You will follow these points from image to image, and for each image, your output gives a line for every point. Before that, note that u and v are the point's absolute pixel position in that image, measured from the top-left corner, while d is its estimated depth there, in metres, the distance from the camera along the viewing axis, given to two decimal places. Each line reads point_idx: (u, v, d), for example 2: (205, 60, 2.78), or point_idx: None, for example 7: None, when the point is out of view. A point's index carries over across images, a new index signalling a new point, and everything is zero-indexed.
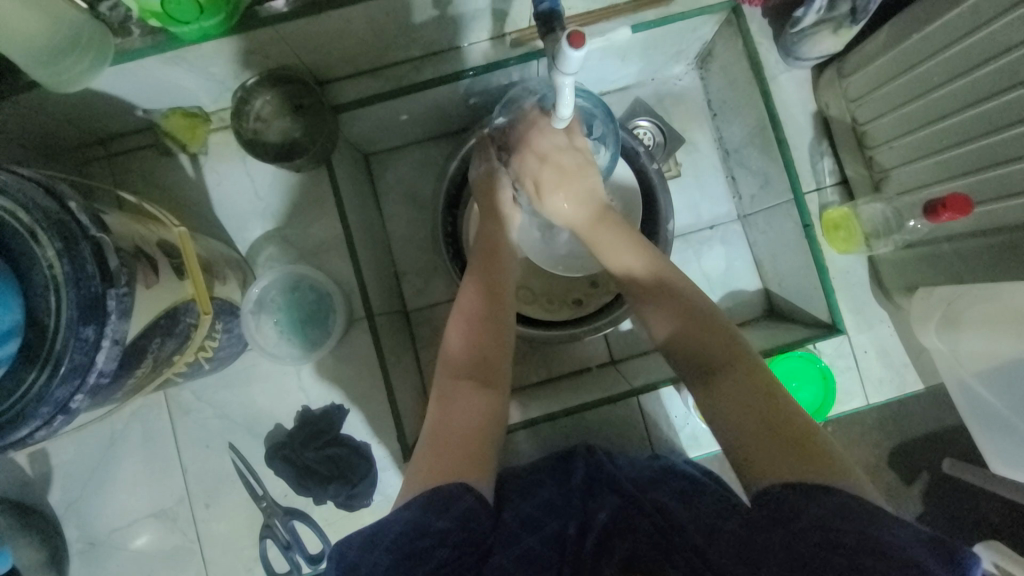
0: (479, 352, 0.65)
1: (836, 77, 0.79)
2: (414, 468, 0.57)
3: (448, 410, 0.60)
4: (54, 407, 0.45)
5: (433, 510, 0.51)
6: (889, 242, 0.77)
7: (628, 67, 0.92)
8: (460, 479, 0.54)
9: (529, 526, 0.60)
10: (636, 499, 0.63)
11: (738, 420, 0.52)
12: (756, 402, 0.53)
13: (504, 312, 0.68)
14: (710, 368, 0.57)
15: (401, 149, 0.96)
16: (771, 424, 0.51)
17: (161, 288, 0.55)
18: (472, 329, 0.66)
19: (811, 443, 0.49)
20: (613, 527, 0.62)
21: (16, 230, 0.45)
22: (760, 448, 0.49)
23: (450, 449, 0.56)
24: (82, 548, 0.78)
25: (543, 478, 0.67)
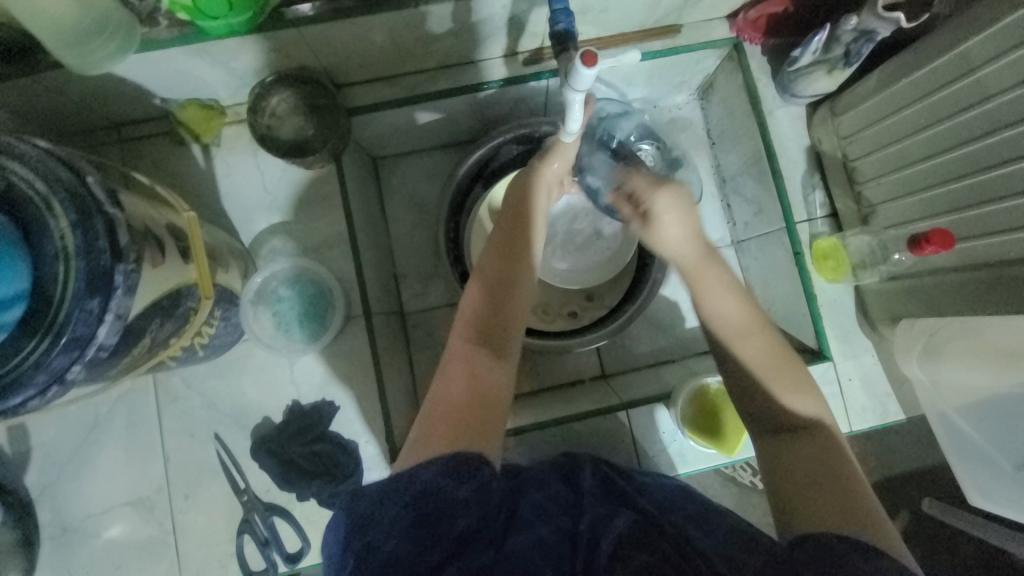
0: (494, 318, 0.59)
1: (829, 115, 0.83)
2: (420, 431, 0.52)
3: (462, 381, 0.55)
4: (50, 376, 0.45)
5: (449, 475, 0.47)
6: (875, 274, 0.79)
7: (633, 92, 0.97)
8: (468, 444, 0.50)
9: (540, 520, 0.57)
10: (652, 516, 0.61)
11: (799, 473, 0.51)
12: (830, 469, 0.51)
13: (522, 281, 0.61)
14: (785, 426, 0.55)
15: (409, 155, 0.99)
16: (832, 486, 0.49)
17: (166, 268, 0.56)
18: (489, 294, 0.60)
19: (865, 509, 0.48)
20: (631, 537, 0.54)
21: (30, 197, 0.45)
22: (810, 500, 0.49)
23: (461, 412, 0.52)
24: (52, 533, 0.76)
25: (554, 485, 0.65)
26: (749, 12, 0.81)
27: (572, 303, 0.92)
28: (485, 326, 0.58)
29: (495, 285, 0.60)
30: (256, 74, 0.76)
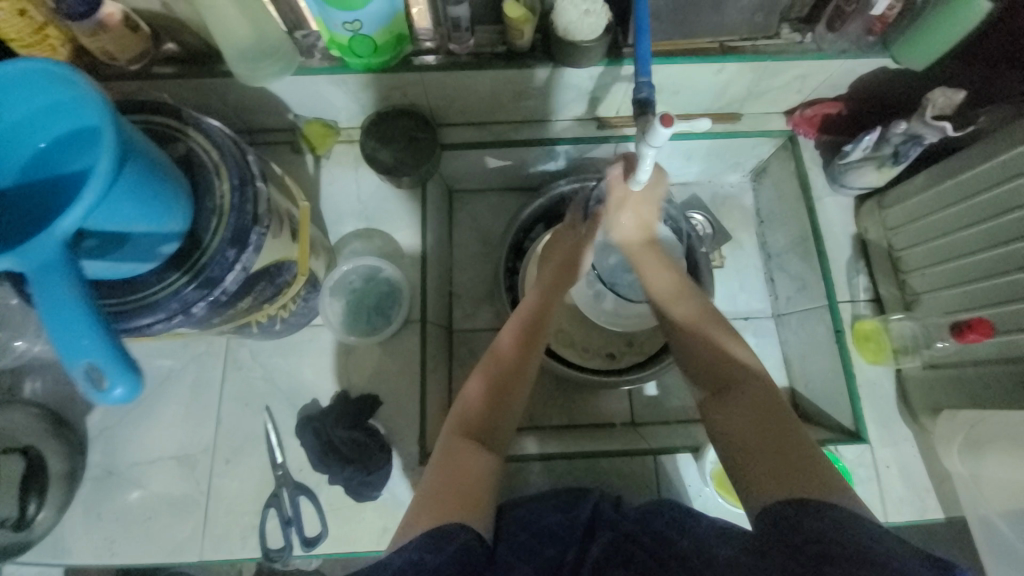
0: (486, 418, 0.64)
1: (877, 207, 0.89)
2: (411, 515, 0.54)
3: (451, 469, 0.57)
4: (180, 305, 0.53)
5: (429, 546, 0.49)
6: (916, 359, 0.81)
7: (691, 166, 1.06)
8: (454, 520, 0.52)
9: (524, 556, 0.54)
10: (632, 534, 0.58)
11: (733, 421, 0.56)
12: (762, 420, 0.55)
13: (523, 382, 0.68)
14: (718, 384, 0.62)
15: (481, 192, 1.11)
16: (769, 433, 0.53)
17: (281, 242, 0.66)
18: (487, 391, 0.66)
19: (797, 455, 0.51)
20: (606, 562, 0.54)
21: (204, 162, 0.56)
22: (752, 455, 0.52)
23: (448, 495, 0.54)
24: (97, 474, 0.81)
25: (547, 510, 0.63)
26: (807, 109, 0.91)
27: (611, 344, 0.96)
28: (477, 422, 0.63)
29: (494, 390, 0.66)
30: (374, 105, 0.90)
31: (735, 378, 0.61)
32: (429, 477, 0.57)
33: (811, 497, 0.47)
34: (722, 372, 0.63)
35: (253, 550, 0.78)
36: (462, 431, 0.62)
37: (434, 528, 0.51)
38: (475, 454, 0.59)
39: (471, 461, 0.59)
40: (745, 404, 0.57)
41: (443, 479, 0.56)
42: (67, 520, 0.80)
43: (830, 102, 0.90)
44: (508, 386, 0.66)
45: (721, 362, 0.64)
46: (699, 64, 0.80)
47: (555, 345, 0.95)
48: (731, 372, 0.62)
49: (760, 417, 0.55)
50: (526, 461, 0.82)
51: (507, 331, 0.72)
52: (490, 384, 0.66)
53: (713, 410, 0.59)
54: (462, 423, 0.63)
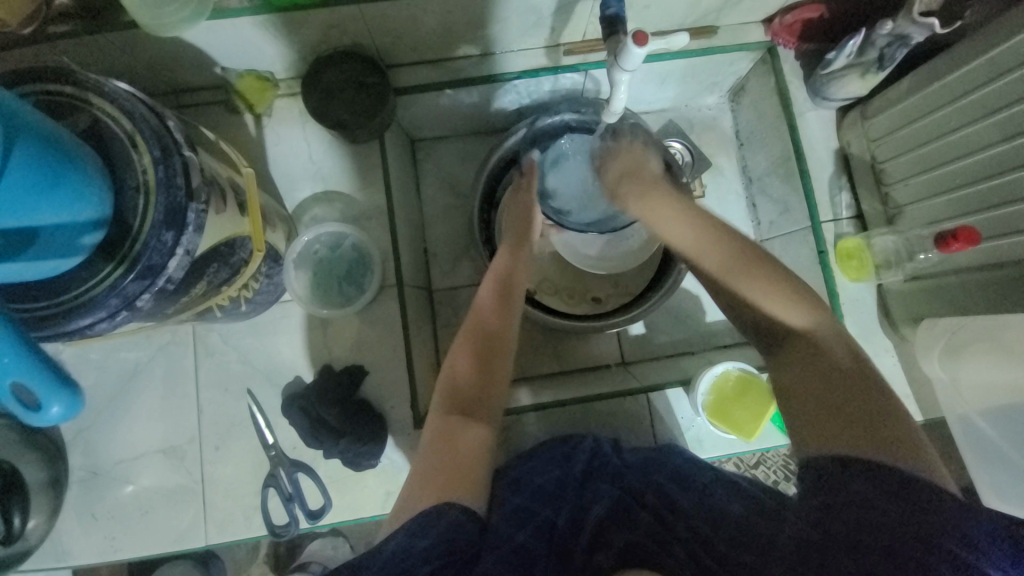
0: (476, 389, 0.62)
1: (859, 118, 0.86)
2: (406, 494, 0.55)
3: (444, 445, 0.57)
4: (121, 300, 0.48)
5: (417, 530, 0.50)
6: (898, 273, 0.81)
7: (666, 91, 1.00)
8: (444, 496, 0.52)
9: (518, 523, 0.56)
10: (637, 492, 0.61)
11: (811, 390, 0.53)
12: (844, 391, 0.51)
13: (508, 346, 0.66)
14: (772, 338, 0.59)
15: (445, 139, 1.03)
16: (847, 398, 0.51)
17: (227, 217, 0.59)
18: (473, 361, 0.64)
19: (882, 420, 0.49)
20: (610, 521, 0.57)
21: (116, 135, 0.49)
22: (826, 423, 0.50)
23: (445, 473, 0.55)
24: (83, 477, 0.78)
25: (543, 466, 0.66)
26: (785, 16, 0.84)
27: (598, 289, 0.94)
28: (467, 395, 0.62)
29: (478, 358, 0.64)
30: (312, 50, 0.80)
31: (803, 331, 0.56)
32: (422, 458, 0.57)
33: (878, 462, 0.47)
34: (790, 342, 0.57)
35: (259, 529, 0.78)
36: (448, 408, 0.61)
37: (427, 507, 0.51)
38: (463, 427, 0.59)
39: (460, 435, 0.58)
40: (825, 361, 0.53)
41: (436, 456, 0.56)
42: (61, 525, 0.78)
43: (810, 4, 0.84)
44: (495, 348, 0.65)
45: (824, 339, 0.55)
46: None
47: (540, 295, 0.92)
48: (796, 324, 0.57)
49: (846, 381, 0.52)
50: (521, 414, 0.82)
51: (483, 294, 0.69)
52: (472, 356, 0.64)
53: (783, 365, 0.56)
54: (450, 394, 0.62)
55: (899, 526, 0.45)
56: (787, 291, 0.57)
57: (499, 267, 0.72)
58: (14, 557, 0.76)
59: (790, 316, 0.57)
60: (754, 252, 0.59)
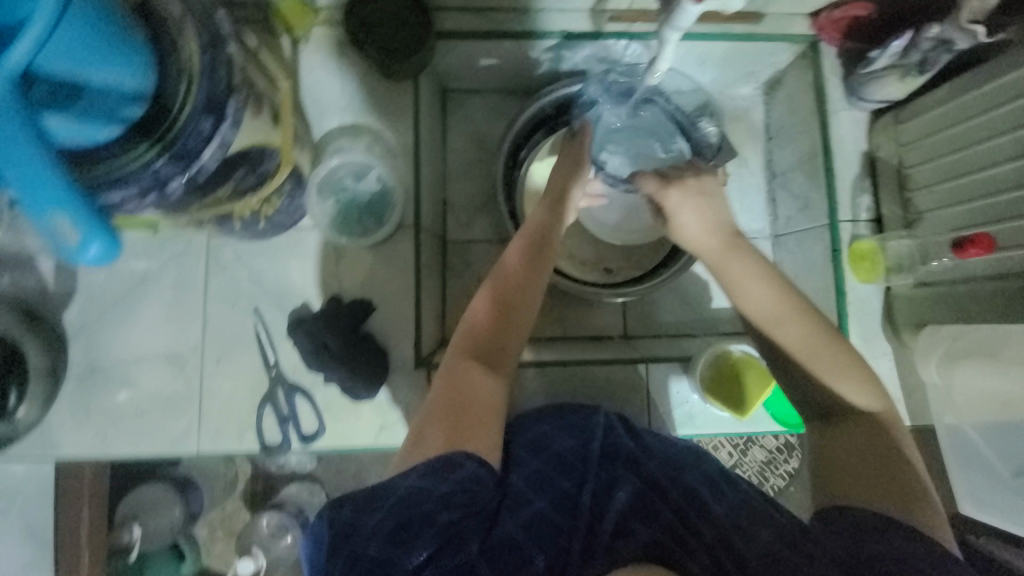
0: (494, 337, 0.64)
1: (893, 122, 0.87)
2: (416, 436, 0.58)
3: (456, 385, 0.60)
4: (154, 180, 0.48)
5: (433, 475, 0.52)
6: (909, 277, 0.83)
7: (704, 74, 1.00)
8: (463, 446, 0.55)
9: (538, 489, 0.57)
10: (658, 484, 0.61)
11: (853, 454, 0.59)
12: (874, 453, 0.59)
13: (529, 303, 0.67)
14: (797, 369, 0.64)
15: (478, 93, 1.02)
16: (876, 469, 0.57)
17: (259, 123, 0.59)
18: (494, 313, 0.65)
19: (905, 482, 0.56)
20: (631, 510, 0.57)
21: (167, 18, 0.49)
22: (852, 476, 0.58)
23: (456, 415, 0.57)
24: (81, 372, 0.79)
25: (561, 434, 0.66)
26: (834, 11, 0.84)
27: (609, 259, 0.95)
28: (485, 342, 0.64)
29: (499, 308, 0.65)
30: None
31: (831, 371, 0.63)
32: (435, 394, 0.60)
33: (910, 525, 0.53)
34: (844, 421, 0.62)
35: (250, 445, 0.79)
36: (465, 351, 0.63)
37: (438, 455, 0.54)
38: (477, 373, 0.61)
39: (473, 380, 0.61)
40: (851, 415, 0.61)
41: (449, 395, 0.59)
42: (54, 415, 0.79)
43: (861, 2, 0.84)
44: (516, 304, 0.66)
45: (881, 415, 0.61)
46: None
47: (554, 257, 0.93)
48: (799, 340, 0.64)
49: (870, 434, 0.60)
50: (522, 367, 0.84)
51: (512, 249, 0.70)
52: (494, 305, 0.66)
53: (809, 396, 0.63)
54: (467, 339, 0.64)
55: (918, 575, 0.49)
56: (797, 317, 0.64)
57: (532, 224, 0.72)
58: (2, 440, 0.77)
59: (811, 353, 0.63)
60: (797, 303, 0.65)
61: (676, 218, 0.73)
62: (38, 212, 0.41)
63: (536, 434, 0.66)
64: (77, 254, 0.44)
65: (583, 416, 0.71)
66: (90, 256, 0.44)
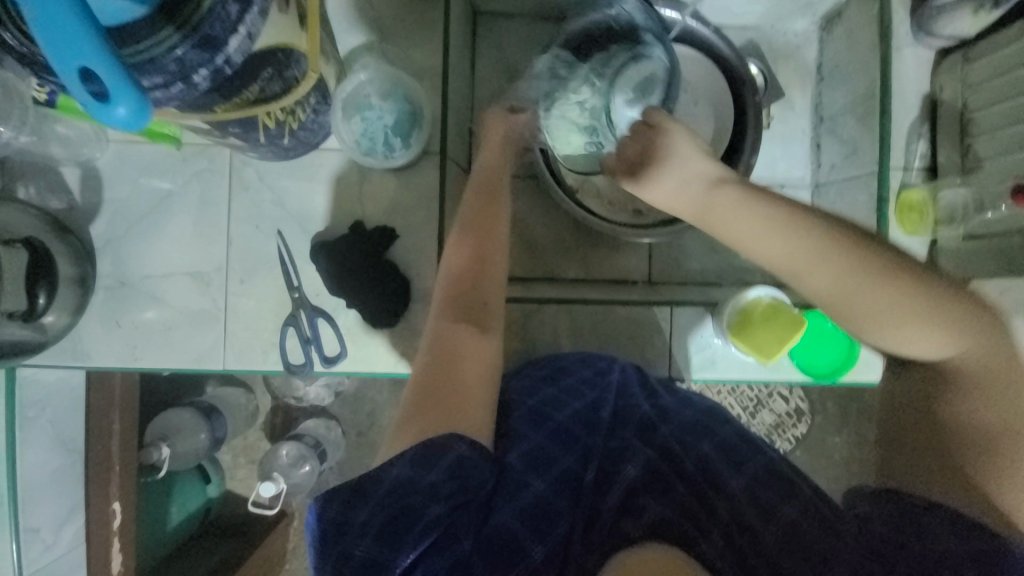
0: (476, 300, 0.66)
1: (960, 61, 0.80)
2: (405, 418, 0.57)
3: (442, 348, 0.62)
4: (179, 68, 0.46)
5: (419, 466, 0.51)
6: (958, 229, 0.78)
7: (756, 3, 0.92)
8: (449, 428, 0.55)
9: (536, 469, 0.57)
10: (671, 455, 0.60)
11: (920, 429, 0.58)
12: (933, 421, 0.57)
13: (496, 258, 0.68)
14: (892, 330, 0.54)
15: (510, 18, 0.96)
16: (949, 445, 0.55)
17: (288, 20, 0.56)
18: (465, 267, 0.67)
19: (971, 447, 0.54)
20: (641, 484, 0.56)
21: None
22: (912, 454, 0.57)
23: (441, 390, 0.58)
24: (110, 285, 0.80)
25: (565, 405, 0.67)
26: None
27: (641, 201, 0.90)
28: (466, 299, 0.66)
29: (469, 271, 0.67)
30: None
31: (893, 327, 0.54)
32: (421, 371, 0.60)
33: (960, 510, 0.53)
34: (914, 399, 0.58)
35: (275, 364, 0.81)
36: (451, 318, 0.64)
37: (431, 438, 0.53)
38: (467, 337, 0.62)
39: (463, 346, 0.62)
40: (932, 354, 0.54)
41: (439, 368, 0.60)
42: (85, 326, 0.81)
43: None
44: (485, 254, 0.68)
45: (991, 370, 0.53)
46: None
47: (582, 195, 0.89)
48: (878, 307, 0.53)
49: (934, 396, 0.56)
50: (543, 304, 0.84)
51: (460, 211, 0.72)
52: (462, 272, 0.67)
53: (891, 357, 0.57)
54: (447, 298, 0.66)
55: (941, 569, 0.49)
56: (867, 269, 0.53)
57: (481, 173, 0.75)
58: (29, 349, 0.75)
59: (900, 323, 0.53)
60: (838, 240, 0.54)
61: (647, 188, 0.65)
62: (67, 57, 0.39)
63: (535, 407, 0.66)
64: (98, 110, 0.41)
65: (600, 372, 0.76)
66: (115, 115, 0.41)
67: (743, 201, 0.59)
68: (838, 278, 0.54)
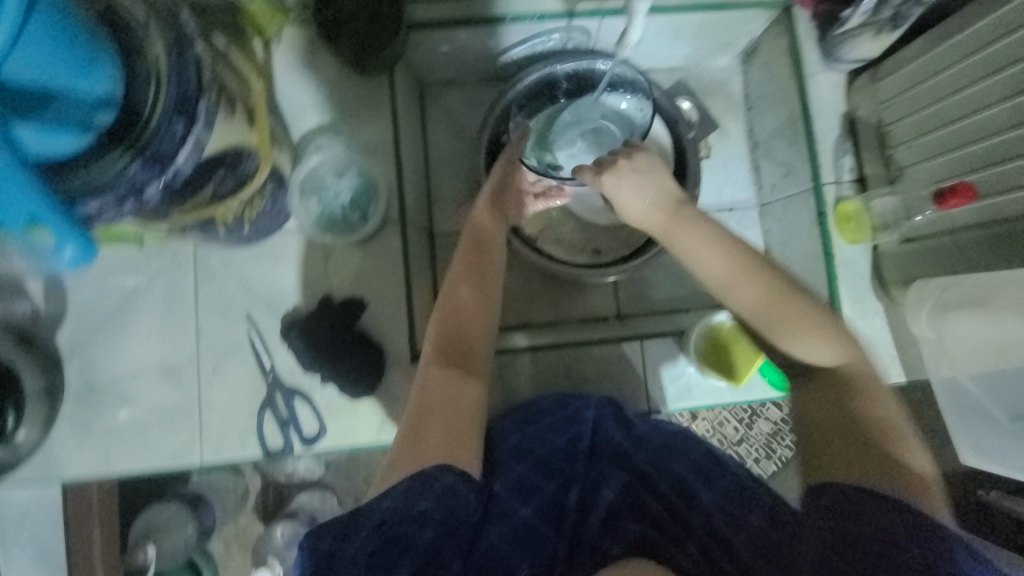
0: (463, 338, 0.64)
1: (869, 82, 0.86)
2: (394, 453, 0.57)
3: (433, 394, 0.60)
4: (129, 185, 0.48)
5: (412, 491, 0.52)
6: (894, 235, 0.83)
7: (679, 47, 0.99)
8: (443, 460, 0.54)
9: (523, 497, 0.61)
10: (647, 477, 0.65)
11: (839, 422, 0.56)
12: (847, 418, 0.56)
13: (491, 294, 0.68)
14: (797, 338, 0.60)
15: (455, 84, 1.02)
16: (865, 429, 0.55)
17: (235, 123, 0.59)
18: (461, 309, 0.66)
19: (887, 442, 0.54)
20: (619, 505, 0.62)
21: (132, 18, 0.48)
22: (837, 444, 0.55)
23: (438, 432, 0.56)
24: (79, 391, 0.79)
25: (543, 435, 0.71)
26: None
27: (598, 241, 0.95)
28: (456, 344, 0.64)
29: (461, 307, 0.66)
30: None
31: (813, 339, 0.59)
32: (411, 408, 0.59)
33: (897, 500, 0.50)
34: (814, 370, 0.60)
35: (254, 451, 0.79)
36: (436, 358, 0.62)
37: (418, 471, 0.53)
38: (454, 376, 0.61)
39: (450, 384, 0.60)
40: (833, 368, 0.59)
41: (426, 407, 0.58)
42: (56, 436, 0.78)
43: None
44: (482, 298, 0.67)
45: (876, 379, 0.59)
46: None
47: (541, 241, 0.93)
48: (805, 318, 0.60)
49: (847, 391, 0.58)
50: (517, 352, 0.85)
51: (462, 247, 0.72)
52: (454, 311, 0.66)
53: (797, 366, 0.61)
54: (440, 340, 0.64)
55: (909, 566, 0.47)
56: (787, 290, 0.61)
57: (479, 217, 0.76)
58: (7, 464, 0.78)
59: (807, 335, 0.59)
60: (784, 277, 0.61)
61: (619, 197, 0.70)
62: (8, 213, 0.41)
63: (518, 442, 0.69)
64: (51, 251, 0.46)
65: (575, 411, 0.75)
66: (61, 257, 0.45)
67: (692, 221, 0.66)
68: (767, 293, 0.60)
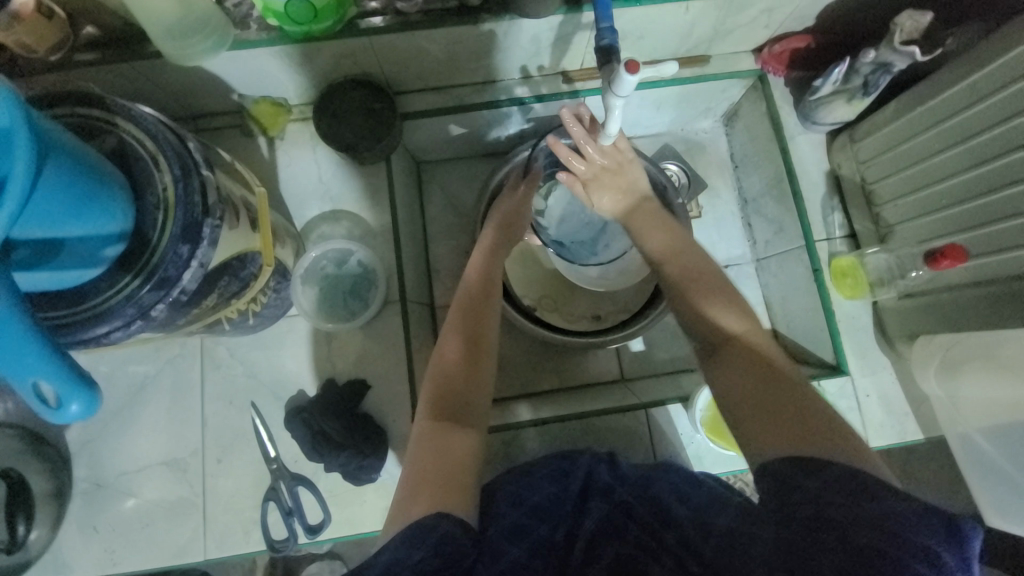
0: (461, 390, 0.63)
1: (849, 141, 0.88)
2: (402, 501, 0.54)
3: (434, 451, 0.57)
4: (138, 310, 0.50)
5: (409, 542, 0.48)
6: (892, 290, 0.83)
7: (662, 116, 1.04)
8: (439, 507, 0.51)
9: (514, 538, 0.56)
10: (628, 506, 0.62)
11: (759, 395, 0.52)
12: (765, 385, 0.52)
13: (491, 341, 0.67)
14: (713, 344, 0.59)
15: (449, 162, 1.07)
16: (776, 394, 0.51)
17: (239, 234, 0.62)
18: (461, 351, 0.65)
19: (816, 419, 0.49)
20: (601, 535, 0.58)
21: (141, 154, 0.52)
22: (761, 419, 0.50)
23: (436, 481, 0.54)
24: (86, 488, 0.79)
25: (542, 484, 0.65)
26: (774, 46, 0.88)
27: (598, 306, 0.96)
28: (455, 386, 0.63)
29: (463, 353, 0.65)
30: (324, 78, 0.84)
31: (732, 338, 0.58)
32: (412, 460, 0.57)
33: (825, 457, 0.46)
34: (718, 338, 0.58)
35: (258, 544, 0.78)
36: (435, 410, 0.61)
37: (420, 516, 0.50)
38: (451, 429, 0.58)
39: (448, 438, 0.58)
40: (747, 357, 0.55)
41: (428, 459, 0.56)
42: (64, 537, 0.78)
43: (798, 35, 0.87)
44: (478, 347, 0.66)
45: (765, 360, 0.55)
46: (660, 6, 0.76)
47: (540, 311, 0.95)
48: (729, 330, 0.59)
49: (770, 375, 0.53)
50: (522, 429, 0.82)
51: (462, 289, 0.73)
52: (457, 358, 0.65)
53: (714, 368, 0.57)
54: (438, 380, 0.64)
55: (852, 518, 0.42)
56: (704, 274, 0.64)
57: (476, 265, 0.76)
58: None
59: (726, 323, 0.59)
60: (713, 274, 0.64)
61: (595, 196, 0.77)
62: (17, 376, 0.41)
63: (518, 490, 0.65)
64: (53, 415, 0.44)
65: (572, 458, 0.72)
66: (69, 414, 0.43)
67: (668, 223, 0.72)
68: (702, 307, 0.61)
